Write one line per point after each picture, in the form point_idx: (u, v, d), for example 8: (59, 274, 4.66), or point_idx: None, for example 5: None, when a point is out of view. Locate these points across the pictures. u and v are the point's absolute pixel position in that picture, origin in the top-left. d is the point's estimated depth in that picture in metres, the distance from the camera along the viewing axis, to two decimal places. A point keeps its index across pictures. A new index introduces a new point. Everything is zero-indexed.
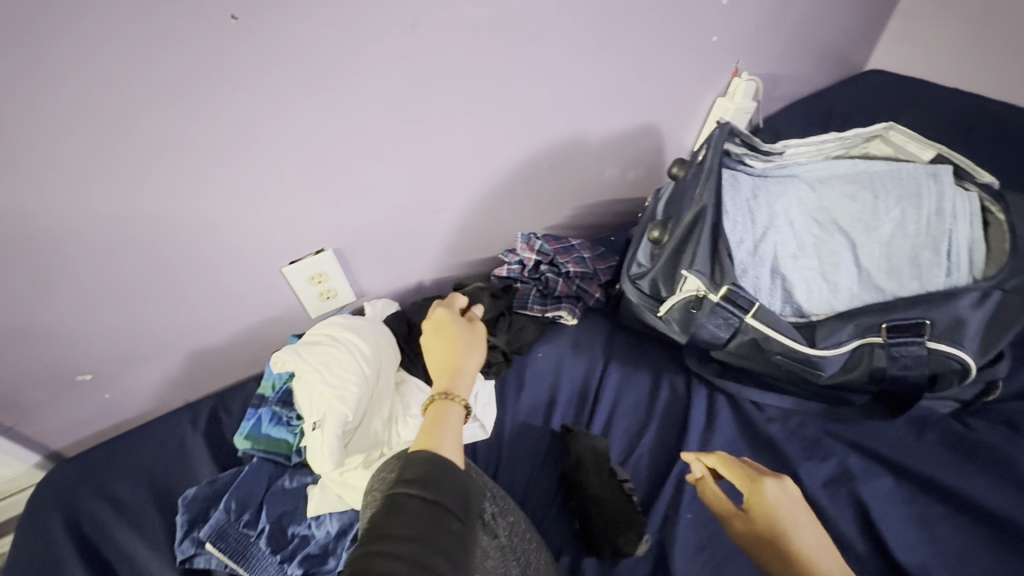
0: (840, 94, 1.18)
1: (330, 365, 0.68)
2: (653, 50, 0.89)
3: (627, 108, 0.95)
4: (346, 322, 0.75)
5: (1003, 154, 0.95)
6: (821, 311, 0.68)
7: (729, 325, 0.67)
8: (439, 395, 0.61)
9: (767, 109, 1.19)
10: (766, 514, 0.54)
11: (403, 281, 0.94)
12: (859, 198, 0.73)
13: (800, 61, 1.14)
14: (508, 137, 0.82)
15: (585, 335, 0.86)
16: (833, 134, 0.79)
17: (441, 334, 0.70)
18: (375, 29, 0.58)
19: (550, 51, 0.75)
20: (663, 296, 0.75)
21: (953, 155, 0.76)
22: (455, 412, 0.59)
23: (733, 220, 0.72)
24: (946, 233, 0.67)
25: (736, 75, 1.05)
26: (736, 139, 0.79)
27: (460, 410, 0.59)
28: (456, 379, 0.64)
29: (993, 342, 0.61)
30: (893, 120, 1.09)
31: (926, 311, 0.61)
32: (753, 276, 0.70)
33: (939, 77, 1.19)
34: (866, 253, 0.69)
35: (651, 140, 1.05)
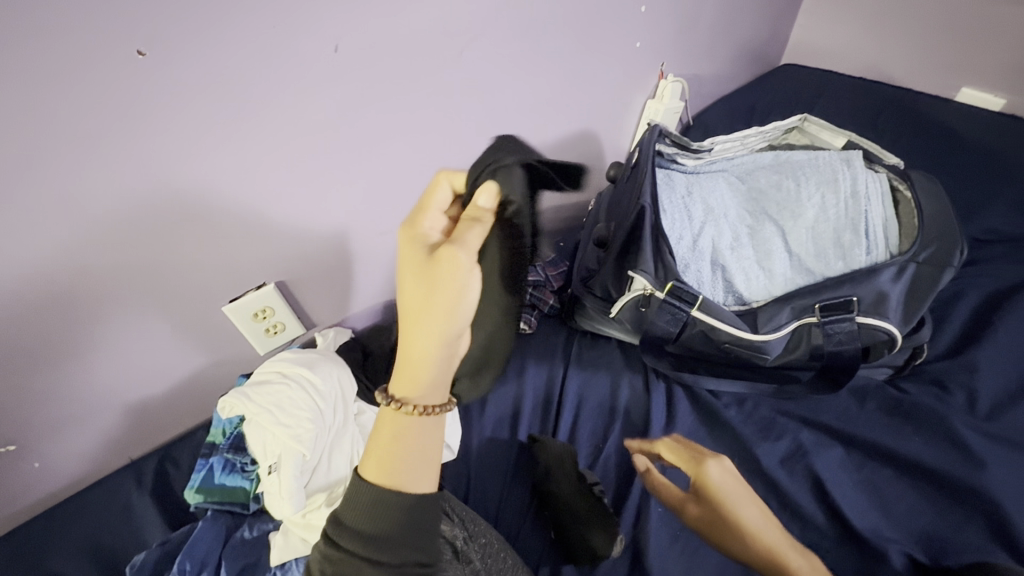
0: (759, 89, 1.25)
1: (282, 403, 0.65)
2: (581, 58, 0.91)
3: (564, 115, 0.98)
4: (297, 357, 0.72)
5: (906, 134, 1.03)
6: (760, 298, 0.72)
7: (678, 321, 0.69)
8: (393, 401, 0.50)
9: (695, 107, 1.24)
10: (712, 493, 0.59)
11: (355, 308, 0.91)
12: (783, 187, 0.78)
13: (720, 60, 1.20)
14: (447, 153, 0.82)
15: (544, 342, 0.87)
16: (754, 129, 0.84)
17: (423, 280, 0.48)
18: (298, 55, 0.57)
19: (479, 65, 0.76)
20: (614, 297, 0.76)
21: (862, 141, 0.81)
22: (411, 425, 0.49)
23: (671, 218, 0.75)
24: (862, 214, 0.71)
25: (662, 77, 1.10)
26: (667, 140, 0.82)
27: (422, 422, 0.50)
28: (411, 375, 0.50)
29: (914, 311, 0.66)
30: (808, 109, 1.17)
31: (852, 288, 0.66)
32: (696, 270, 0.73)
33: (844, 67, 1.28)
34: (795, 239, 0.73)
35: (590, 145, 1.08)
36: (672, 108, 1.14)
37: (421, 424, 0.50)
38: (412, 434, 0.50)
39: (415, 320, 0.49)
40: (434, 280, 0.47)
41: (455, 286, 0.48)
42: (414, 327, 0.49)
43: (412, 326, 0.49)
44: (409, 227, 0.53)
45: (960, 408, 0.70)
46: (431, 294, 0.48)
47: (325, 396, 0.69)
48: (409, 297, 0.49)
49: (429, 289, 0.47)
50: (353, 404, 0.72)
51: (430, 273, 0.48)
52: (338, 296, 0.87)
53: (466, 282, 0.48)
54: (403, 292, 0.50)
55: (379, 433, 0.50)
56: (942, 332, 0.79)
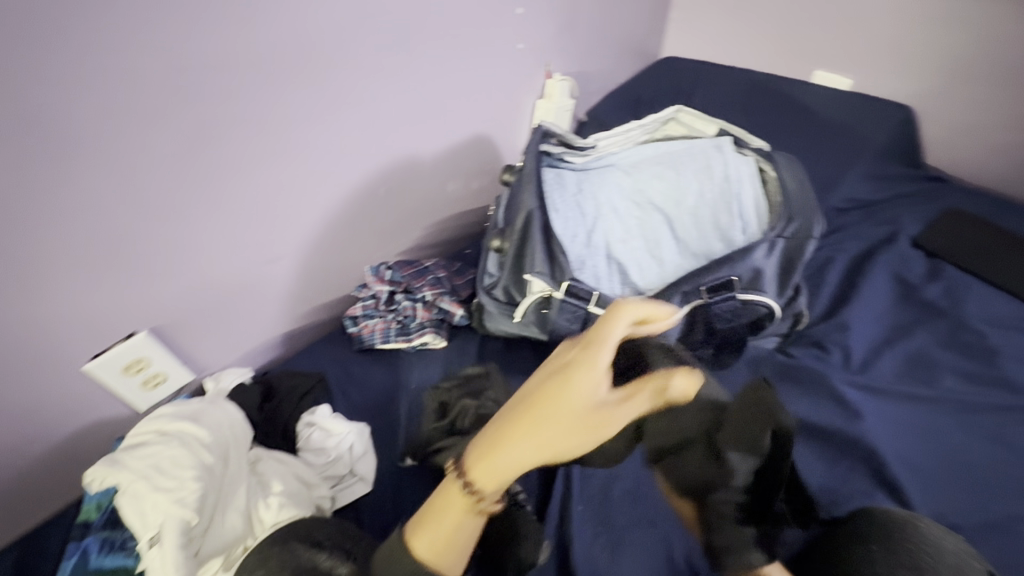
0: (644, 82, 1.30)
1: (160, 465, 0.58)
2: (460, 63, 0.91)
3: (452, 121, 0.97)
4: (178, 411, 0.65)
5: (774, 116, 1.12)
6: (653, 286, 0.74)
7: (578, 317, 0.70)
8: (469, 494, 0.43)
9: (587, 104, 1.27)
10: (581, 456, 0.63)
11: (250, 343, 0.85)
12: (666, 176, 0.80)
13: (604, 57, 1.24)
14: (325, 168, 0.80)
15: (456, 354, 0.86)
16: (635, 123, 0.87)
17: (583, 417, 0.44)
18: (131, 77, 0.55)
19: (346, 77, 0.76)
20: (517, 301, 0.76)
21: (731, 128, 0.87)
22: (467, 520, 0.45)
23: (563, 217, 0.76)
24: (736, 195, 0.76)
25: (549, 77, 1.12)
26: (553, 141, 0.83)
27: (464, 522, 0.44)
28: (489, 473, 0.43)
29: (790, 281, 0.71)
30: (689, 98, 1.23)
31: (732, 268, 0.69)
32: (592, 266, 0.74)
33: (718, 57, 1.37)
34: (680, 225, 0.76)
35: (486, 149, 1.08)
36: (563, 106, 1.16)
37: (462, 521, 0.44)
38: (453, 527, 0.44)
39: (521, 431, 0.43)
40: (572, 401, 0.43)
41: (573, 441, 0.43)
42: (529, 437, 0.42)
43: (503, 447, 0.43)
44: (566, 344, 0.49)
45: (839, 364, 0.76)
46: (539, 418, 0.43)
47: (214, 448, 0.62)
48: (553, 387, 0.44)
49: (559, 402, 0.43)
50: (250, 453, 0.66)
51: (574, 410, 0.43)
52: (226, 334, 0.80)
53: (602, 425, 0.44)
54: (540, 412, 0.43)
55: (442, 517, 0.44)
56: (818, 297, 0.86)
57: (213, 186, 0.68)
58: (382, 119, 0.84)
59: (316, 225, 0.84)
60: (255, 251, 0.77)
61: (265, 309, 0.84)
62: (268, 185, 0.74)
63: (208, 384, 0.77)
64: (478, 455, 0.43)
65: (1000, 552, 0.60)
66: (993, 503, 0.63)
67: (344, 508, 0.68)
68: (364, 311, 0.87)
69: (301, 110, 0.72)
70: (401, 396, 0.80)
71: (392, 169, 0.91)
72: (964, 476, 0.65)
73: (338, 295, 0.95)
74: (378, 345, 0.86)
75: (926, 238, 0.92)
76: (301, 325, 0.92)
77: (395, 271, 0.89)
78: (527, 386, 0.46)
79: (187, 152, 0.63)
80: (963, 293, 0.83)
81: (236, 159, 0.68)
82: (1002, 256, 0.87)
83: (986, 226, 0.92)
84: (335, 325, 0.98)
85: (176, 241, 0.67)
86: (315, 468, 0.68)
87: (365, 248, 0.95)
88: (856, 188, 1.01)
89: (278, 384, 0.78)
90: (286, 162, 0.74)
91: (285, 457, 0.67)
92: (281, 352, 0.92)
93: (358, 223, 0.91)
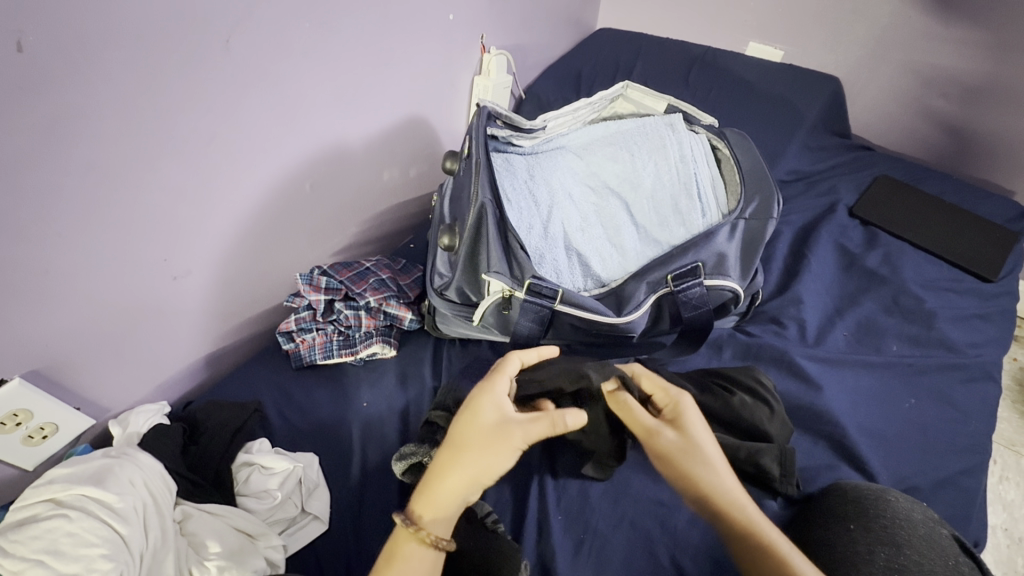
0: (583, 55, 1.25)
1: (57, 547, 0.47)
2: (388, 37, 0.81)
3: (383, 102, 0.87)
4: (77, 472, 0.53)
5: (714, 89, 1.11)
6: (617, 276, 0.70)
7: (542, 318, 0.64)
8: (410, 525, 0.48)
9: (524, 79, 1.20)
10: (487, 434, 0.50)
11: (165, 373, 0.73)
12: (619, 158, 0.78)
13: (540, 29, 1.17)
14: (235, 162, 0.69)
15: (408, 362, 0.79)
16: (583, 101, 0.82)
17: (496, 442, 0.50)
18: None
19: (250, 53, 0.64)
20: (475, 302, 0.70)
21: (681, 104, 0.85)
22: (422, 554, 0.48)
23: (517, 207, 0.70)
24: (693, 177, 0.75)
25: (485, 51, 1.03)
26: (499, 122, 0.77)
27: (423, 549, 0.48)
28: (442, 500, 0.49)
29: (749, 263, 0.70)
30: (629, 71, 1.19)
31: (696, 254, 0.67)
32: (551, 259, 0.68)
33: (653, 28, 1.34)
34: (638, 210, 0.73)
35: (421, 132, 0.99)
36: (501, 83, 1.08)
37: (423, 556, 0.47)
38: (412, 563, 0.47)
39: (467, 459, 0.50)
40: (499, 458, 0.50)
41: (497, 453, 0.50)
42: (459, 469, 0.49)
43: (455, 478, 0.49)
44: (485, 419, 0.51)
45: (796, 339, 0.77)
46: (476, 449, 0.50)
47: (128, 515, 0.51)
48: (460, 431, 0.51)
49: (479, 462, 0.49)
50: (175, 509, 0.56)
51: (498, 451, 0.50)
52: (131, 366, 0.68)
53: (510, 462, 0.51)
54: (467, 464, 0.49)
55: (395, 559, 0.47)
56: (770, 272, 0.86)
57: (90, 195, 0.55)
58: (302, 104, 0.74)
59: (233, 231, 0.73)
60: (157, 269, 0.65)
61: (178, 332, 0.72)
62: (165, 188, 0.62)
63: (114, 429, 0.64)
64: (422, 496, 0.49)
65: (951, 505, 0.64)
66: (941, 460, 0.67)
67: (299, 552, 0.60)
68: (299, 325, 0.77)
69: (199, 95, 0.61)
70: (352, 417, 0.72)
71: (319, 160, 0.81)
72: (915, 437, 0.69)
73: (267, 306, 0.84)
74: (319, 361, 0.77)
75: (861, 207, 0.95)
76: (226, 345, 0.80)
77: (331, 277, 0.79)
78: (458, 443, 0.50)
79: (48, 156, 0.51)
80: (898, 258, 0.87)
81: (117, 158, 0.56)
82: (928, 220, 0.92)
83: (912, 193, 0.96)
84: (266, 339, 0.87)
85: (43, 263, 0.54)
86: (258, 513, 0.60)
87: (293, 250, 0.84)
88: (795, 160, 1.03)
89: (203, 421, 0.67)
90: (185, 158, 0.63)
91: (217, 508, 0.58)
92: (203, 378, 0.80)
93: (282, 223, 0.80)
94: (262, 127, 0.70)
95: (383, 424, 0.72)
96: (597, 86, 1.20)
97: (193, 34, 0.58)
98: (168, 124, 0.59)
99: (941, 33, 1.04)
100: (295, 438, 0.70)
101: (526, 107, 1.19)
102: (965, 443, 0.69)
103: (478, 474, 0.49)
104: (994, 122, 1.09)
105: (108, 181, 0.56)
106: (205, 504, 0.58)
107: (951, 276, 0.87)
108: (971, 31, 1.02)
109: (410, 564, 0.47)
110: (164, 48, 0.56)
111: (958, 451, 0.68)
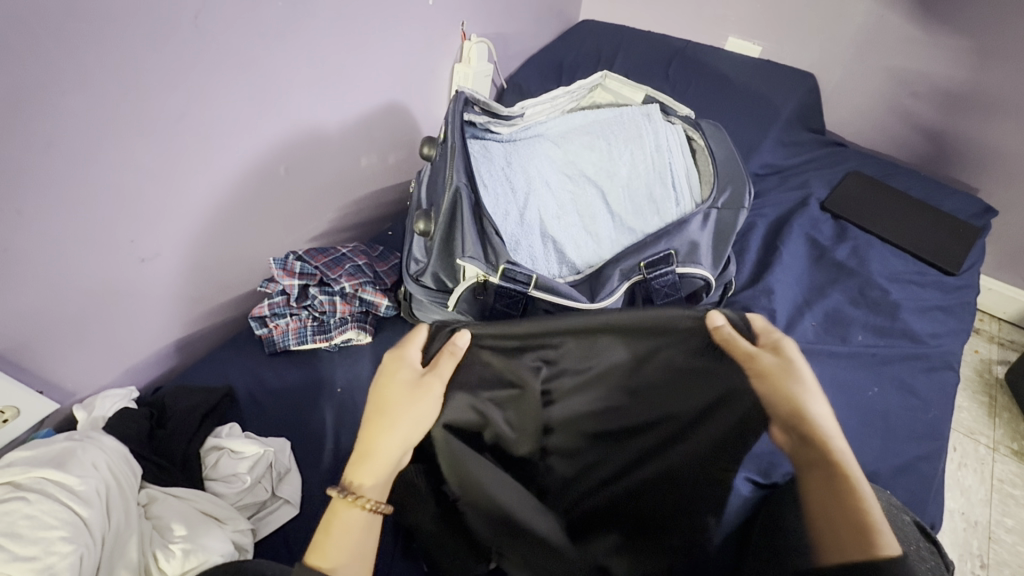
0: (564, 46, 1.25)
1: (14, 529, 0.46)
2: (368, 19, 0.81)
3: (360, 87, 0.86)
4: (36, 455, 0.52)
5: (693, 82, 1.12)
6: (592, 263, 0.70)
7: (516, 303, 0.65)
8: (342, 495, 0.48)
9: (506, 68, 1.20)
10: (401, 398, 0.49)
11: (134, 359, 0.72)
12: (596, 147, 0.78)
13: (522, 18, 1.16)
14: (208, 144, 0.68)
15: (383, 350, 0.78)
16: (561, 89, 0.83)
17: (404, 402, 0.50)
18: None
19: (223, 32, 0.63)
20: (450, 287, 0.70)
21: (658, 94, 0.86)
22: (361, 526, 0.48)
23: (493, 193, 0.70)
24: (668, 166, 0.76)
25: (466, 38, 1.02)
26: (476, 108, 0.77)
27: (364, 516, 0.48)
28: (368, 466, 0.49)
29: (722, 252, 0.71)
30: (612, 61, 1.20)
31: (669, 242, 0.68)
32: (527, 246, 0.68)
33: (635, 20, 1.35)
34: (614, 198, 0.74)
35: (400, 119, 0.98)
36: (482, 71, 1.08)
37: (360, 518, 0.48)
38: (355, 535, 0.48)
39: (383, 424, 0.49)
40: (416, 409, 0.50)
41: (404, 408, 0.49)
42: (387, 433, 0.49)
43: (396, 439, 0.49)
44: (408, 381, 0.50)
45: None
46: (391, 414, 0.49)
47: (90, 497, 0.50)
48: (386, 395, 0.50)
49: (402, 414, 0.49)
50: (140, 493, 0.55)
51: (414, 403, 0.50)
52: (97, 350, 0.66)
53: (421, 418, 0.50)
54: (380, 423, 0.49)
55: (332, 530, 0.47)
56: (743, 263, 0.88)
57: (52, 171, 0.54)
58: (277, 86, 0.73)
59: (204, 213, 0.71)
60: (122, 250, 0.64)
61: (145, 316, 0.70)
62: (134, 169, 0.61)
63: (78, 413, 0.63)
64: (356, 465, 0.49)
65: (910, 490, 0.66)
66: (901, 446, 0.69)
67: (269, 537, 0.60)
68: (272, 310, 0.76)
69: (167, 72, 0.59)
70: (326, 402, 0.72)
71: (293, 143, 0.79)
72: (877, 424, 0.71)
73: (240, 293, 0.83)
74: (293, 347, 0.76)
75: (833, 201, 0.97)
76: (198, 331, 0.79)
77: (305, 263, 0.78)
78: (384, 411, 0.49)
79: (8, 129, 0.49)
80: (866, 252, 0.90)
81: (83, 137, 0.55)
82: (897, 215, 0.95)
83: (882, 188, 0.99)
84: (239, 326, 0.86)
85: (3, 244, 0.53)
86: (227, 498, 0.59)
87: (267, 234, 0.83)
88: (771, 154, 1.05)
89: (171, 405, 0.66)
90: (158, 139, 0.62)
91: (184, 492, 0.57)
92: (173, 364, 0.78)
93: (257, 206, 0.78)
94: (234, 108, 0.69)
95: (358, 410, 0.71)
96: (579, 77, 1.20)
97: (159, 8, 0.56)
98: (133, 101, 0.58)
99: (913, 33, 1.06)
100: (267, 424, 0.69)
101: (507, 96, 1.18)
102: (925, 430, 0.72)
103: (392, 429, 0.49)
104: (962, 122, 1.12)
105: (68, 157, 0.55)
106: (171, 488, 0.58)
107: (918, 269, 0.89)
108: (940, 31, 1.05)
109: (349, 535, 0.47)
110: (130, 23, 0.54)
111: (918, 437, 0.71)
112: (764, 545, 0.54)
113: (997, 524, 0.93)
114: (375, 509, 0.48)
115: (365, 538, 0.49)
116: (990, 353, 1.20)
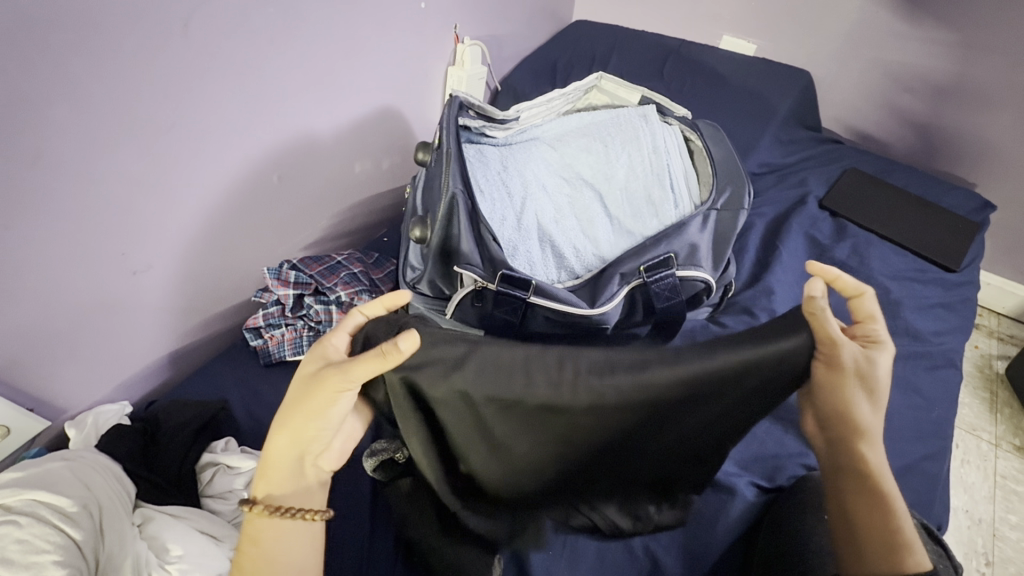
0: (558, 47, 1.24)
1: (4, 554, 0.44)
2: (360, 24, 0.80)
3: (353, 93, 0.85)
4: (25, 476, 0.50)
5: (689, 82, 1.11)
6: (591, 268, 0.69)
7: (516, 310, 0.63)
8: (256, 506, 0.47)
9: (500, 70, 1.19)
10: (293, 396, 0.46)
11: (127, 373, 0.70)
12: (593, 149, 0.78)
13: (516, 20, 1.16)
14: (199, 152, 0.66)
15: None
16: (556, 92, 0.82)
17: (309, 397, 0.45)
18: None
19: (212, 40, 0.62)
20: (447, 295, 0.69)
21: (654, 95, 0.85)
22: (284, 531, 0.48)
23: (489, 199, 0.69)
24: (666, 168, 0.75)
25: (458, 41, 1.01)
26: (471, 112, 0.76)
27: (290, 522, 0.48)
28: (279, 474, 0.48)
29: (722, 254, 0.71)
30: (606, 62, 1.19)
31: (669, 245, 0.67)
32: (525, 251, 0.67)
33: (629, 20, 1.34)
34: (612, 201, 0.73)
35: (394, 123, 0.97)
36: (476, 74, 1.07)
37: (270, 527, 0.47)
38: (279, 542, 0.47)
39: (290, 425, 0.46)
40: (326, 403, 0.45)
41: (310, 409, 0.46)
42: (289, 437, 0.47)
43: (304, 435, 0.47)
44: (304, 375, 0.46)
45: None
46: (294, 413, 0.46)
47: (81, 519, 0.49)
48: (291, 398, 0.46)
49: (302, 410, 0.46)
50: (134, 513, 0.54)
51: (319, 397, 0.45)
52: (89, 365, 0.65)
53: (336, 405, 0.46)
54: (285, 422, 0.46)
55: (250, 541, 0.47)
56: (742, 263, 0.87)
57: (38, 185, 0.52)
58: (269, 92, 0.72)
59: (196, 222, 0.70)
60: (114, 263, 0.62)
61: (137, 329, 0.69)
62: (123, 180, 0.60)
63: (69, 431, 0.62)
64: (265, 477, 0.48)
65: (916, 491, 0.65)
66: (905, 446, 0.69)
67: None
68: (267, 320, 0.75)
69: (156, 82, 0.58)
70: None
71: (286, 150, 0.78)
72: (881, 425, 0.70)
73: (235, 303, 0.82)
74: (289, 358, 0.75)
75: (831, 199, 0.97)
76: (192, 343, 0.78)
77: (300, 272, 0.77)
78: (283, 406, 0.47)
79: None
80: (866, 250, 0.89)
81: (71, 149, 0.54)
82: (896, 212, 0.95)
83: (879, 186, 0.99)
84: (234, 336, 0.85)
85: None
86: (224, 515, 0.59)
87: (260, 243, 0.81)
88: (768, 153, 1.04)
89: (164, 422, 0.64)
90: (145, 149, 0.60)
91: (181, 510, 0.56)
92: (167, 376, 0.77)
93: (251, 215, 0.77)
94: (226, 116, 0.67)
95: None
96: (574, 78, 1.19)
97: (147, 17, 0.55)
98: (123, 112, 0.57)
99: (908, 29, 1.06)
100: (264, 437, 0.68)
101: (501, 98, 1.17)
102: (929, 430, 0.71)
103: (291, 426, 0.46)
104: (959, 118, 1.11)
105: (56, 171, 0.53)
106: (167, 506, 0.56)
107: (917, 266, 0.89)
108: (935, 27, 1.04)
109: (277, 542, 0.47)
110: (117, 33, 0.53)
111: (922, 438, 0.70)
112: (771, 553, 0.53)
113: (1000, 521, 0.92)
114: (293, 514, 0.48)
115: (301, 545, 0.49)
116: (990, 348, 1.20)
